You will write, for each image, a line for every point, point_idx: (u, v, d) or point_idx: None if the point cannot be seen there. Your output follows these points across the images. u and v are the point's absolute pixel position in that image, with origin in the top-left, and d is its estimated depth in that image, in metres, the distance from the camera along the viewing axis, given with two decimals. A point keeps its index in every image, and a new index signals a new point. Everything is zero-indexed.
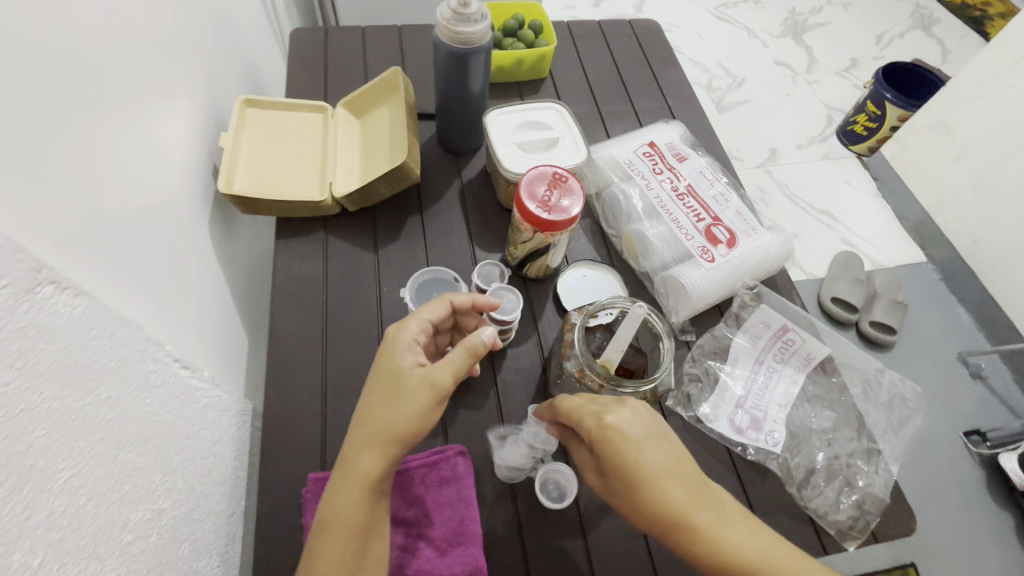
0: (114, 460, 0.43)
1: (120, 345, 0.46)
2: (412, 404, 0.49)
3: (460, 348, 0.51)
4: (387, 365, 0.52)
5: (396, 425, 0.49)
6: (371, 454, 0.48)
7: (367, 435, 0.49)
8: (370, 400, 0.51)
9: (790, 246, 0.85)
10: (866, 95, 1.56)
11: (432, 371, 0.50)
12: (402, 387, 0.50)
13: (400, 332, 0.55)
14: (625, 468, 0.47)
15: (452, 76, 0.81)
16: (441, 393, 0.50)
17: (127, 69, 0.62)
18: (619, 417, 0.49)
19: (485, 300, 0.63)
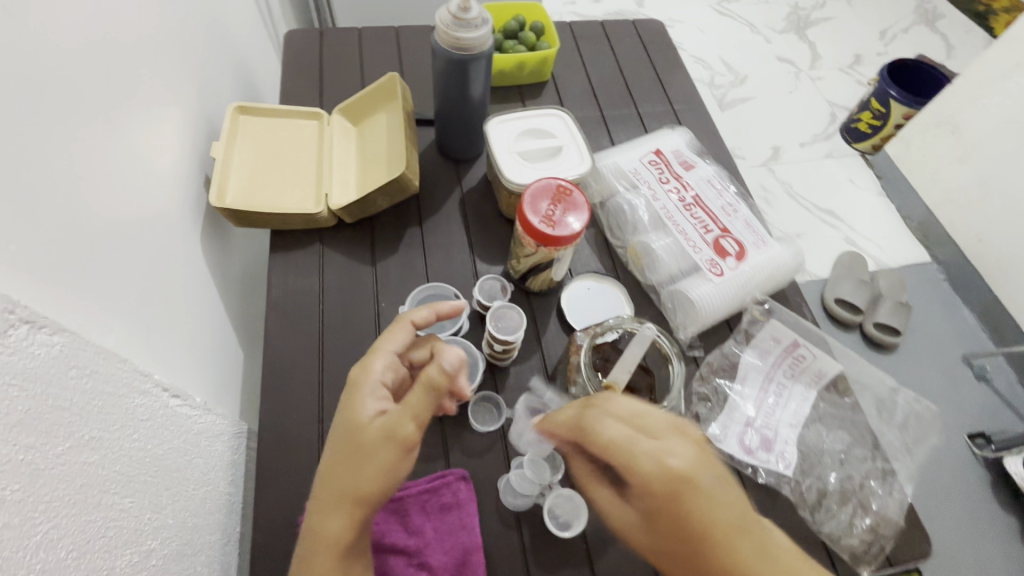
0: (98, 505, 0.41)
1: (104, 381, 0.44)
2: (374, 458, 0.48)
3: (418, 389, 0.50)
4: (348, 415, 0.50)
5: (360, 480, 0.47)
6: (340, 515, 0.47)
7: (336, 493, 0.47)
8: (332, 455, 0.49)
9: (801, 258, 0.83)
10: (871, 92, 1.53)
11: (393, 421, 0.49)
12: (362, 442, 0.48)
13: (359, 373, 0.53)
14: (695, 524, 0.43)
15: (452, 82, 0.79)
16: (405, 441, 0.48)
17: (111, 81, 0.59)
18: (677, 462, 0.45)
19: (446, 306, 0.62)
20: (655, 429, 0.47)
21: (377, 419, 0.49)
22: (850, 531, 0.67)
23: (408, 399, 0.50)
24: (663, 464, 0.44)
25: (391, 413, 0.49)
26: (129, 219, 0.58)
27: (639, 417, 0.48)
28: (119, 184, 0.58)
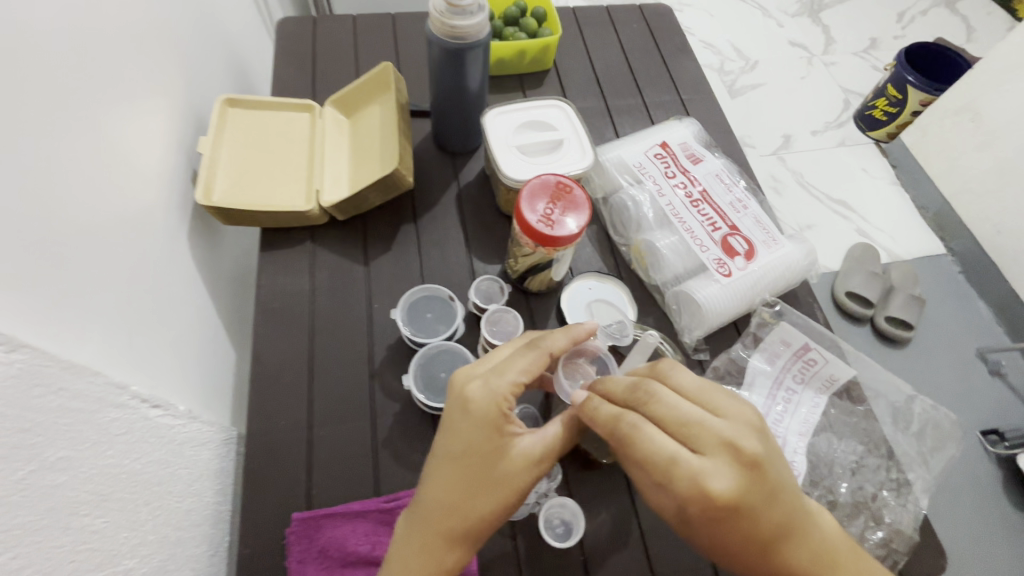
0: (66, 529, 0.39)
1: (73, 398, 0.41)
2: (509, 494, 0.48)
3: (562, 426, 0.50)
4: (487, 445, 0.48)
5: (492, 515, 0.48)
6: (460, 549, 0.48)
7: (459, 527, 0.47)
8: (461, 487, 0.48)
9: (813, 257, 0.79)
10: (887, 77, 1.46)
11: (537, 458, 0.48)
12: (504, 474, 0.47)
13: (495, 398, 0.48)
14: (745, 534, 0.42)
15: (448, 73, 0.75)
16: (540, 477, 0.49)
17: (86, 74, 0.56)
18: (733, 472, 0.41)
19: (586, 329, 0.54)
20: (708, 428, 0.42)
21: (521, 451, 0.48)
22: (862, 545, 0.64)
23: (550, 433, 0.49)
24: (722, 475, 0.41)
25: (530, 444, 0.48)
26: (108, 220, 0.56)
27: (690, 424, 0.42)
28: (96, 183, 0.55)
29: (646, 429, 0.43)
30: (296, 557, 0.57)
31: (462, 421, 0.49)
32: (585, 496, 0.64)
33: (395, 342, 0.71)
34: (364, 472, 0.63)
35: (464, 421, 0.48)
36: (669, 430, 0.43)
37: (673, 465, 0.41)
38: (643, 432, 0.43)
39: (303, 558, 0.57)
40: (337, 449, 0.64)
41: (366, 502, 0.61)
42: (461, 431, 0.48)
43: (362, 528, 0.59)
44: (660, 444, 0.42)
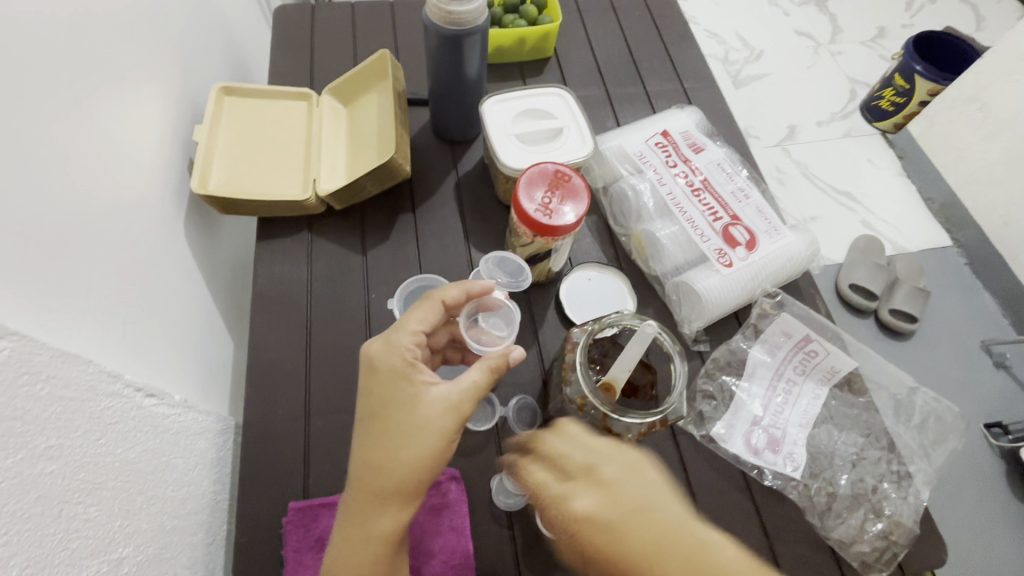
0: (58, 517, 0.39)
1: (63, 386, 0.41)
2: (433, 441, 0.48)
3: (479, 369, 0.51)
4: (396, 396, 0.49)
5: (421, 465, 0.47)
6: (394, 507, 0.47)
7: (387, 484, 0.47)
8: (385, 442, 0.47)
9: (816, 247, 0.78)
10: (894, 68, 1.44)
11: (452, 401, 0.49)
12: (421, 421, 0.48)
13: (397, 352, 0.51)
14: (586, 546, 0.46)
15: (446, 60, 0.74)
16: (462, 420, 0.49)
17: (78, 60, 0.55)
18: (669, 522, 0.45)
19: (479, 285, 0.59)
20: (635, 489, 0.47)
21: (435, 395, 0.49)
22: (861, 538, 0.63)
23: (466, 376, 0.50)
24: (663, 532, 0.44)
25: (446, 390, 0.49)
26: (101, 208, 0.55)
27: (581, 449, 0.50)
28: (89, 171, 0.55)
29: (582, 497, 0.47)
30: (292, 546, 0.58)
31: (375, 380, 0.50)
32: None
33: None
34: None
35: (377, 381, 0.50)
36: (602, 496, 0.46)
37: (619, 531, 0.45)
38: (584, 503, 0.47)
39: (300, 547, 0.58)
40: (333, 440, 0.64)
41: None
42: (377, 390, 0.50)
43: None
44: (602, 515, 0.45)
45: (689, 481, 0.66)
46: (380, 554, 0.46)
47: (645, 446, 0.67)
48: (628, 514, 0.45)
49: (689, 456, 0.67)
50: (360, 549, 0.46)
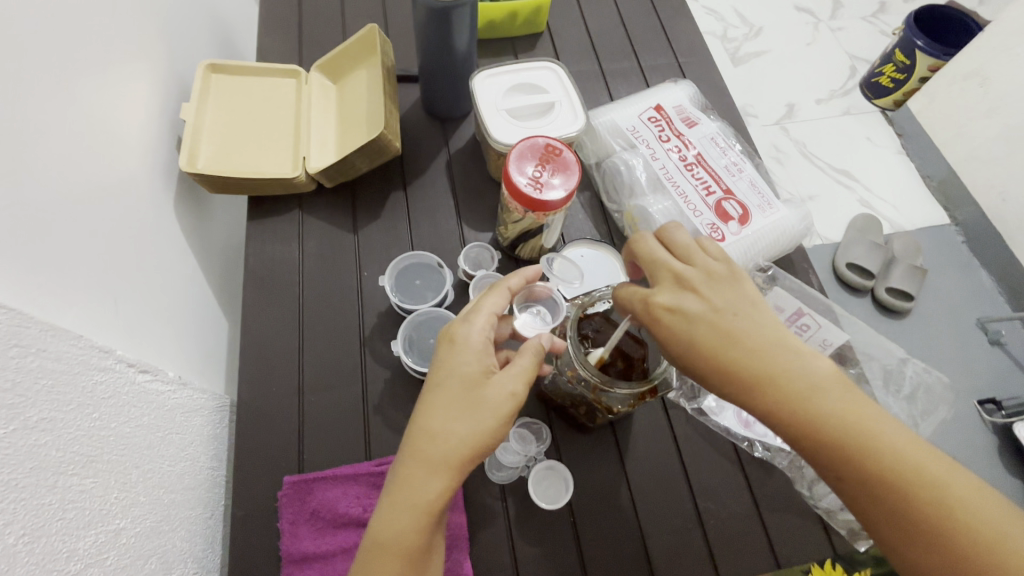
0: (54, 487, 0.40)
1: (53, 360, 0.41)
2: (490, 420, 0.45)
3: (527, 354, 0.48)
4: (461, 370, 0.47)
5: (474, 442, 0.44)
6: (441, 480, 0.43)
7: (441, 454, 0.44)
8: (448, 412, 0.45)
9: (810, 221, 0.78)
10: (895, 43, 1.42)
11: (514, 385, 0.46)
12: (481, 397, 0.45)
13: (475, 329, 0.49)
14: (675, 342, 0.45)
15: (434, 34, 0.72)
16: (518, 409, 0.46)
17: (60, 34, 0.54)
18: (768, 371, 0.42)
19: (533, 270, 0.56)
20: (743, 314, 0.45)
21: (501, 375, 0.46)
22: None
23: (524, 361, 0.48)
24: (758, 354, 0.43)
25: (507, 370, 0.47)
26: (87, 186, 0.55)
27: (657, 259, 0.48)
28: (74, 148, 0.54)
29: (679, 306, 0.45)
30: (288, 518, 0.59)
31: (447, 354, 0.48)
32: (574, 460, 0.65)
33: (385, 310, 0.71)
34: (355, 438, 0.64)
35: (449, 355, 0.48)
36: (699, 311, 0.44)
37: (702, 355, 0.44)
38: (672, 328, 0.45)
39: (296, 519, 0.59)
40: (327, 416, 0.65)
41: (357, 466, 0.62)
42: (445, 363, 0.47)
43: (354, 492, 0.60)
44: (696, 325, 0.44)
45: (681, 454, 0.66)
46: (419, 526, 0.43)
47: (637, 418, 0.68)
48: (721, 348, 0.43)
49: (681, 428, 0.68)
50: (402, 515, 0.43)
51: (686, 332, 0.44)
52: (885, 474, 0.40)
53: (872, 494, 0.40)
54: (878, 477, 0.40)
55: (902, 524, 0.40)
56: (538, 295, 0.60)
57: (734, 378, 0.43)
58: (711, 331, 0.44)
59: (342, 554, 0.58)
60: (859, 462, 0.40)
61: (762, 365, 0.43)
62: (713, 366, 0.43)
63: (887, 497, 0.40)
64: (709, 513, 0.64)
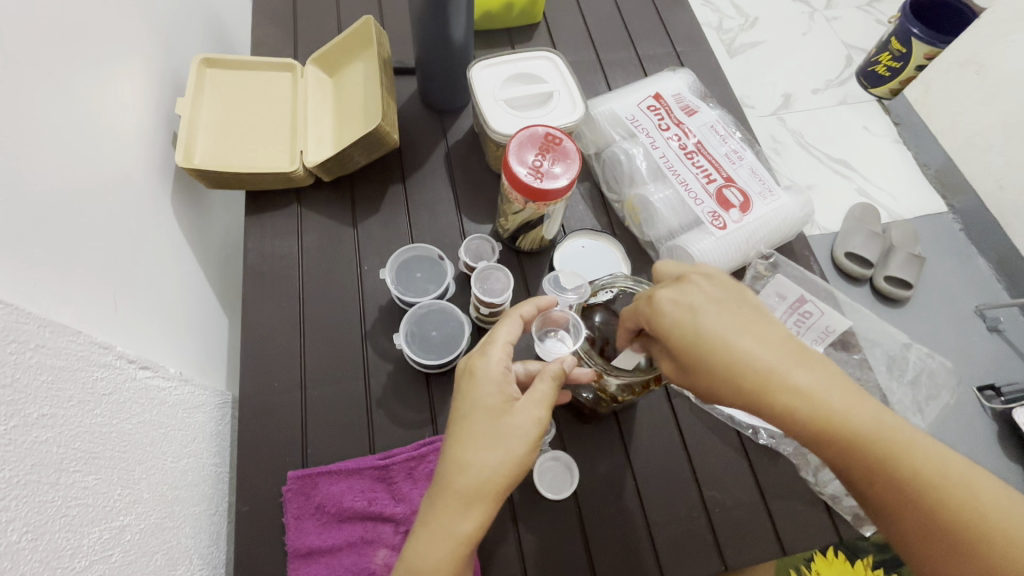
0: (57, 484, 0.40)
1: (53, 355, 0.41)
2: (517, 448, 0.44)
3: (546, 378, 0.47)
4: (484, 402, 0.46)
5: (504, 471, 0.44)
6: (475, 512, 0.43)
7: (471, 486, 0.43)
8: (474, 445, 0.44)
9: (810, 207, 0.77)
10: (891, 31, 1.40)
11: (537, 411, 0.46)
12: (506, 426, 0.45)
13: (492, 360, 0.48)
14: (689, 342, 0.43)
15: (431, 24, 0.72)
16: (544, 434, 0.46)
17: (53, 29, 0.53)
18: (800, 392, 0.41)
19: (547, 298, 0.55)
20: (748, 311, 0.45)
21: (524, 403, 0.46)
22: None
23: (546, 385, 0.47)
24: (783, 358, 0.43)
25: (529, 396, 0.46)
26: (82, 182, 0.54)
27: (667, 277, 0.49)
28: (69, 141, 0.53)
29: (686, 302, 0.45)
30: (293, 513, 0.59)
31: (468, 387, 0.48)
32: (579, 449, 0.65)
33: (386, 304, 0.71)
34: (359, 432, 0.64)
35: (469, 387, 0.47)
36: (704, 305, 0.44)
37: (729, 375, 0.42)
38: (694, 347, 0.43)
39: (301, 514, 0.59)
40: (330, 410, 0.64)
41: (361, 460, 0.61)
42: (466, 397, 0.47)
43: (359, 485, 0.60)
44: (703, 319, 0.44)
45: (685, 443, 0.66)
46: (453, 558, 0.42)
47: (641, 408, 0.67)
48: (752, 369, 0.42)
49: (685, 417, 0.67)
50: (436, 549, 0.43)
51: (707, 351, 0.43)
52: (916, 482, 0.40)
53: (909, 503, 0.41)
54: (909, 484, 0.40)
55: (930, 528, 0.40)
56: (557, 320, 0.58)
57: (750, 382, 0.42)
58: (739, 348, 0.42)
59: (347, 548, 0.58)
60: (890, 473, 0.41)
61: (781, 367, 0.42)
62: (738, 387, 0.42)
63: (917, 510, 0.40)
64: (715, 502, 0.64)
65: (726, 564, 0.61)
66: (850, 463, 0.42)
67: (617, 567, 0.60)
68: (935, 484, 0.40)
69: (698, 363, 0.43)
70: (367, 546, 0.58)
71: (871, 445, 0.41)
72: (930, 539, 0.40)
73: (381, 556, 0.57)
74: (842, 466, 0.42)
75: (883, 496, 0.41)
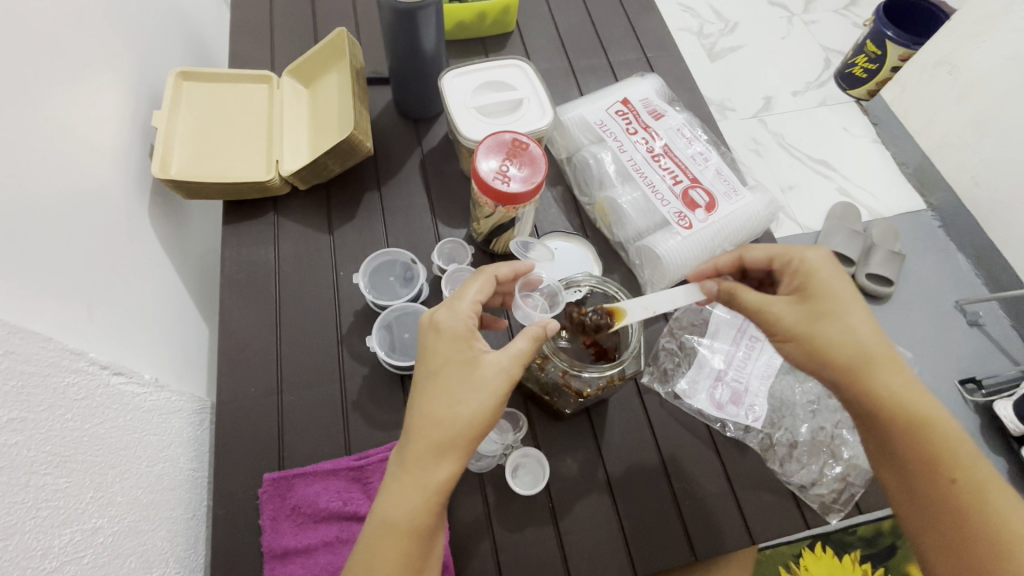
0: (27, 485, 0.41)
1: (22, 362, 0.42)
2: (487, 400, 0.46)
3: (524, 335, 0.49)
4: (455, 356, 0.48)
5: (474, 422, 0.46)
6: (447, 462, 0.45)
7: (443, 437, 0.45)
8: (444, 398, 0.46)
9: (775, 206, 0.80)
10: (866, 34, 1.45)
11: (506, 365, 0.48)
12: (474, 380, 0.47)
13: (458, 316, 0.50)
14: (825, 298, 0.50)
15: (401, 35, 0.74)
16: (513, 386, 0.47)
17: (26, 48, 0.55)
18: (899, 385, 0.47)
19: (525, 265, 0.59)
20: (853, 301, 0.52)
21: (493, 358, 0.48)
22: (820, 480, 0.67)
23: (515, 342, 0.49)
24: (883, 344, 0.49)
25: (499, 351, 0.48)
26: (58, 194, 0.55)
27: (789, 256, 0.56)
28: (43, 156, 0.54)
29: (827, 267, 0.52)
30: (269, 514, 0.60)
31: (435, 343, 0.49)
32: (550, 446, 0.66)
33: (362, 308, 0.72)
34: (335, 434, 0.65)
35: (438, 342, 0.49)
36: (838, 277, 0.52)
37: (846, 341, 0.48)
38: (835, 303, 0.50)
39: (277, 515, 0.60)
40: (307, 413, 0.65)
41: (336, 460, 0.62)
42: (434, 351, 0.49)
43: (335, 486, 0.61)
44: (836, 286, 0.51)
45: (656, 438, 0.68)
46: (427, 505, 0.44)
47: (612, 404, 0.69)
48: (873, 344, 0.48)
49: (655, 412, 0.69)
50: (412, 498, 0.44)
51: (843, 304, 0.49)
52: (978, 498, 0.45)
53: (967, 511, 0.45)
54: (971, 500, 0.45)
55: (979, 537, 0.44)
56: (533, 284, 0.61)
57: (859, 352, 0.48)
58: (864, 323, 0.49)
59: (323, 547, 0.59)
60: (958, 485, 0.46)
61: (885, 358, 0.48)
62: (852, 353, 0.48)
63: (971, 521, 0.45)
64: (685, 494, 0.65)
65: (696, 555, 0.63)
66: (928, 466, 0.46)
67: (588, 560, 0.61)
68: (993, 504, 0.45)
69: (833, 317, 0.49)
70: (343, 544, 0.59)
71: (951, 455, 0.46)
72: (978, 561, 0.44)
73: None
74: (917, 464, 0.47)
75: (947, 498, 0.46)
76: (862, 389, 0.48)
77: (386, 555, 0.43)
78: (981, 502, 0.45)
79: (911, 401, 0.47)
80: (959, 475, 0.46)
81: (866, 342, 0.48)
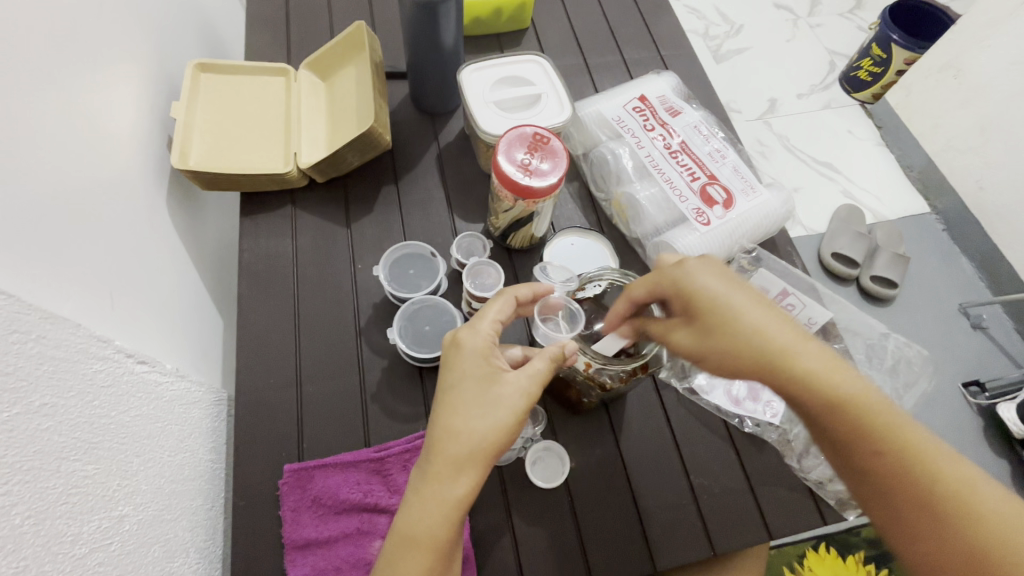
0: (58, 471, 0.41)
1: (53, 346, 0.42)
2: (504, 417, 0.46)
3: (544, 356, 0.49)
4: (473, 374, 0.48)
5: (493, 440, 0.45)
6: (465, 478, 0.45)
7: (462, 454, 0.45)
8: (463, 415, 0.46)
9: (791, 204, 0.80)
10: (871, 37, 1.44)
11: (524, 386, 0.47)
12: (495, 396, 0.46)
13: (480, 335, 0.49)
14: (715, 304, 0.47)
15: (422, 30, 0.73)
16: (531, 406, 0.47)
17: (50, 38, 0.55)
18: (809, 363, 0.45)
19: (545, 286, 0.57)
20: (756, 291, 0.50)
21: (512, 377, 0.47)
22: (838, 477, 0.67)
23: (534, 362, 0.49)
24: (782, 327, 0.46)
25: (518, 370, 0.48)
26: (81, 184, 0.55)
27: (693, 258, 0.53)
28: (68, 147, 0.55)
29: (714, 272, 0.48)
30: (290, 506, 0.60)
31: (456, 359, 0.49)
32: (570, 440, 0.66)
33: (380, 301, 0.72)
34: (354, 426, 0.65)
35: (457, 359, 0.49)
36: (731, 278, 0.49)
37: (748, 342, 0.45)
38: (723, 314, 0.46)
39: (297, 506, 0.60)
40: (324, 405, 0.65)
41: (357, 452, 0.63)
42: (454, 369, 0.48)
43: (354, 478, 0.61)
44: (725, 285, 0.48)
45: (674, 434, 0.68)
46: (445, 521, 0.44)
47: (631, 399, 0.69)
48: (768, 334, 0.45)
49: (673, 408, 0.69)
50: (429, 513, 0.44)
51: (738, 298, 0.47)
52: (916, 463, 0.43)
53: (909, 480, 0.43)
54: (912, 467, 0.43)
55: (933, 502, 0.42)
56: (554, 306, 0.58)
57: (762, 347, 0.45)
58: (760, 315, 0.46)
59: (343, 539, 0.59)
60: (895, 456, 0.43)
61: (783, 338, 0.45)
62: (752, 355, 0.45)
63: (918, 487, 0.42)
64: (703, 489, 0.65)
65: (714, 548, 0.63)
66: (856, 441, 0.44)
67: (606, 553, 0.61)
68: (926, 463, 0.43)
69: (719, 319, 0.46)
70: (364, 536, 0.59)
71: (875, 424, 0.44)
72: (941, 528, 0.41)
73: (377, 547, 0.59)
74: (852, 443, 0.44)
75: (887, 472, 0.43)
76: (794, 388, 0.45)
77: (406, 570, 0.43)
78: (913, 468, 0.43)
79: (823, 378, 0.45)
80: (910, 454, 0.43)
81: (778, 350, 0.45)
